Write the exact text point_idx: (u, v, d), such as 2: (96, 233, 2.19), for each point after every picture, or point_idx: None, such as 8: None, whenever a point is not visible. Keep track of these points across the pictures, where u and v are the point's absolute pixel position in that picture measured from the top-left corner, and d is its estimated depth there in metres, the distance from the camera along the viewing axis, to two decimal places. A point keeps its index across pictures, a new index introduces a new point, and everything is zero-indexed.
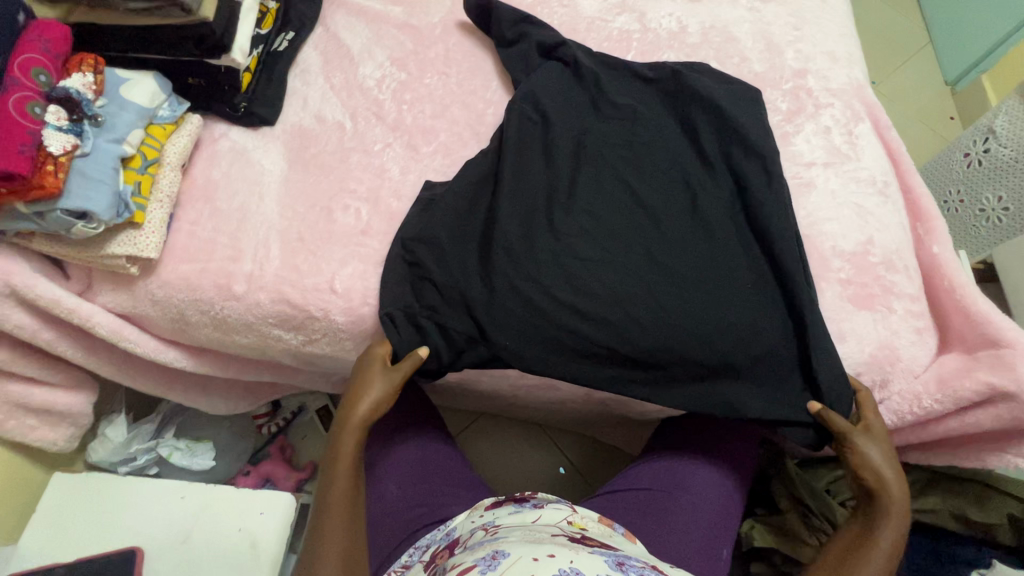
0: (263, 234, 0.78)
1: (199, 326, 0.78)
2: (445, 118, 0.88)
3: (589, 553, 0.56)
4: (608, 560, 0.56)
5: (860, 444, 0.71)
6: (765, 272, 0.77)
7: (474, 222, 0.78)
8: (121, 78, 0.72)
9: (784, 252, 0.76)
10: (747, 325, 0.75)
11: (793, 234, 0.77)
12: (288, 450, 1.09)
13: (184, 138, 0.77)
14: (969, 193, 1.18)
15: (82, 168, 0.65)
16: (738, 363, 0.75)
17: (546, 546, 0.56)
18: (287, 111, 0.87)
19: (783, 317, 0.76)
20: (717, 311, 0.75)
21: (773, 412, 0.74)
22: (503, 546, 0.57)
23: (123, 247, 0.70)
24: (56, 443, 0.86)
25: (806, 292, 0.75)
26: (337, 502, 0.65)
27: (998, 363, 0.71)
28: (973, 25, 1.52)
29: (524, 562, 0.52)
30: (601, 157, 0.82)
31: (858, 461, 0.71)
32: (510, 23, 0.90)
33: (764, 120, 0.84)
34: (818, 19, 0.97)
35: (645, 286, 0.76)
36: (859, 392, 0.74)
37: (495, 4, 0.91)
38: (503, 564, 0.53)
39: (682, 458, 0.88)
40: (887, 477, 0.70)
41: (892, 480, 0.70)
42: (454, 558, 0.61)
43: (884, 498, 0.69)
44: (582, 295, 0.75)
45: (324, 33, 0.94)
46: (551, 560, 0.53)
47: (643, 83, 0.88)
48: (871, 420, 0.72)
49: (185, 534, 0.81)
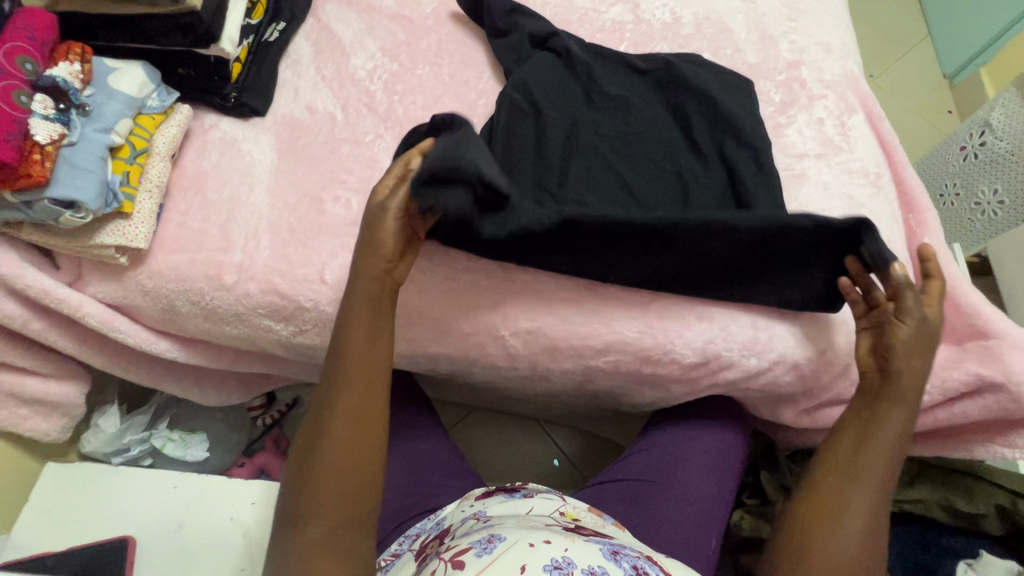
0: (253, 225, 0.78)
1: (189, 317, 0.78)
2: (437, 109, 0.87)
3: (583, 541, 0.56)
4: (603, 548, 0.56)
5: (905, 330, 0.66)
6: (755, 255, 0.75)
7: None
8: (109, 67, 0.72)
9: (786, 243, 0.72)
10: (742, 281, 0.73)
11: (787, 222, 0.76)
12: (282, 441, 1.09)
13: (174, 128, 0.77)
14: (965, 186, 1.18)
15: (69, 157, 0.65)
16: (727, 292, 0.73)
17: (541, 532, 0.56)
18: (277, 102, 0.87)
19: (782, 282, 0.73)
20: (713, 290, 0.74)
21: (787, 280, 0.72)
22: (499, 531, 0.58)
23: (112, 237, 0.70)
24: (49, 433, 0.86)
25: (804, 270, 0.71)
26: (346, 379, 0.62)
27: (986, 354, 0.71)
28: (973, 17, 1.51)
29: (518, 548, 0.53)
30: (593, 148, 0.82)
31: (899, 352, 0.66)
32: (502, 12, 0.90)
33: (754, 110, 0.84)
34: (812, 10, 0.97)
35: (636, 263, 0.75)
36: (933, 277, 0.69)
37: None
38: (498, 549, 0.54)
39: (673, 448, 0.88)
40: (903, 399, 0.67)
41: (907, 403, 0.67)
42: (446, 545, 0.61)
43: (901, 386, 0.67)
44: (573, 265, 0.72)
45: (315, 24, 0.94)
46: (545, 546, 0.53)
47: (636, 75, 0.88)
48: (932, 305, 0.68)
49: (178, 524, 0.81)
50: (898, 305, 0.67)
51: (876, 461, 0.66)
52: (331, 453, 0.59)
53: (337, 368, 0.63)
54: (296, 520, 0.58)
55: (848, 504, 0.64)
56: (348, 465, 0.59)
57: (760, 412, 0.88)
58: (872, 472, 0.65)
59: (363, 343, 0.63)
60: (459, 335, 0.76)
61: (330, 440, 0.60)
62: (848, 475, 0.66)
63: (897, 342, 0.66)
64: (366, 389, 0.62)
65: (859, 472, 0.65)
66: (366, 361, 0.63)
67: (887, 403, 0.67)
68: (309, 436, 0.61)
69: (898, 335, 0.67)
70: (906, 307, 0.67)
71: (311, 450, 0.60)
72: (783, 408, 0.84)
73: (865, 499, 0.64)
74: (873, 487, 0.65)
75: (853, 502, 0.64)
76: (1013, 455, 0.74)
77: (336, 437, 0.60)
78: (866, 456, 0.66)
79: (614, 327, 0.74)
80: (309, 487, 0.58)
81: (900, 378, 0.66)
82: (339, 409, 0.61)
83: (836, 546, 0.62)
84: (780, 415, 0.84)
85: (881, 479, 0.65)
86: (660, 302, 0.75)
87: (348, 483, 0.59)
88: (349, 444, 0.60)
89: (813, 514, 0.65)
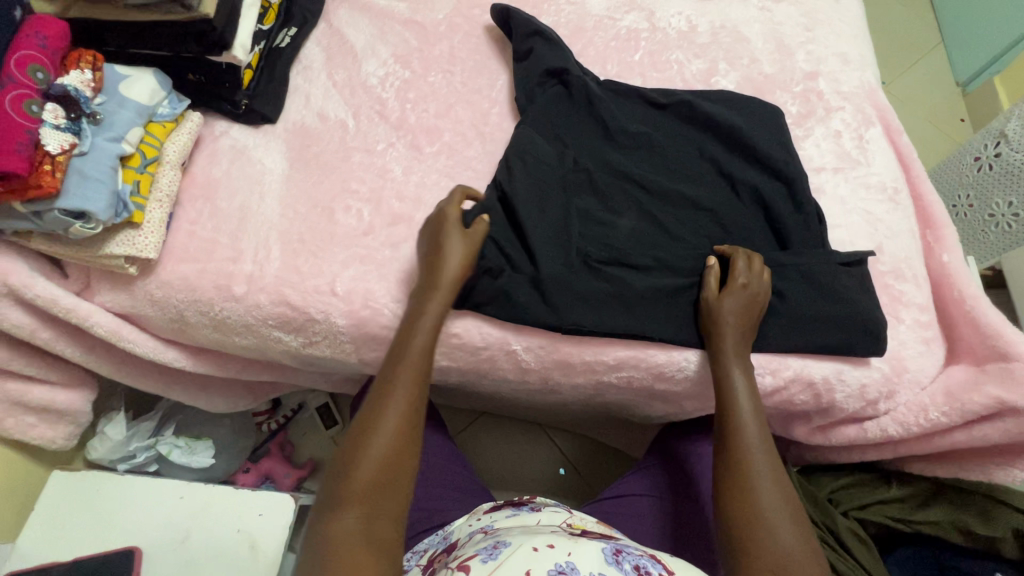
0: (263, 235, 0.77)
1: (198, 327, 0.77)
2: (450, 117, 0.86)
3: (587, 542, 0.57)
4: (606, 547, 0.56)
5: (716, 317, 0.71)
6: (798, 306, 0.75)
7: (496, 259, 0.75)
8: (120, 74, 0.71)
9: (837, 280, 0.75)
10: (806, 321, 0.74)
11: (833, 264, 0.76)
12: (288, 446, 1.12)
13: (185, 136, 0.76)
14: (979, 197, 1.17)
15: (80, 167, 0.64)
16: (795, 340, 0.74)
17: (544, 537, 0.58)
18: (288, 109, 0.86)
19: (853, 315, 0.73)
20: (763, 343, 0.74)
21: (856, 323, 0.73)
22: (505, 539, 0.60)
23: (121, 247, 0.69)
24: (55, 441, 0.85)
25: (867, 304, 0.74)
26: (403, 381, 0.63)
27: (1007, 376, 0.70)
28: (989, 24, 1.49)
29: (522, 553, 0.55)
30: (622, 190, 0.81)
31: (714, 327, 0.71)
32: (524, 35, 0.88)
33: (785, 141, 0.83)
34: (831, 21, 0.95)
35: (674, 324, 0.75)
36: (735, 259, 0.74)
37: (517, 13, 0.88)
38: (502, 556, 0.56)
39: (672, 466, 0.87)
40: (742, 404, 0.67)
41: (748, 406, 0.67)
42: (455, 553, 0.63)
43: (725, 357, 0.70)
44: (625, 331, 0.73)
45: (327, 29, 0.93)
46: (549, 551, 0.54)
47: (655, 110, 0.86)
48: (736, 279, 0.71)
49: (185, 534, 0.81)
50: (703, 293, 0.73)
51: (754, 442, 0.65)
52: (381, 445, 0.59)
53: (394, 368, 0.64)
54: (332, 508, 0.56)
55: (755, 496, 0.61)
56: (390, 461, 0.58)
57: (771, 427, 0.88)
58: (757, 458, 0.64)
59: (421, 347, 0.66)
60: (471, 348, 0.76)
61: (378, 431, 0.60)
62: (733, 470, 0.64)
63: (716, 326, 0.71)
64: (416, 391, 0.63)
65: (751, 474, 0.63)
66: (418, 363, 0.65)
67: (732, 419, 0.67)
68: (357, 429, 0.60)
69: (718, 318, 0.71)
70: (708, 301, 0.72)
71: (355, 447, 0.59)
72: (795, 425, 0.83)
73: (767, 495, 0.61)
74: (769, 488, 0.62)
75: (760, 493, 0.61)
76: None
77: (383, 431, 0.60)
78: (736, 440, 0.65)
79: (628, 344, 0.75)
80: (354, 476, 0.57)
81: (722, 346, 0.70)
82: (393, 402, 0.62)
83: (783, 561, 0.56)
84: (792, 431, 0.84)
85: (776, 480, 0.62)
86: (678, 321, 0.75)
87: (385, 475, 0.58)
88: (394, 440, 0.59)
89: (741, 527, 0.60)
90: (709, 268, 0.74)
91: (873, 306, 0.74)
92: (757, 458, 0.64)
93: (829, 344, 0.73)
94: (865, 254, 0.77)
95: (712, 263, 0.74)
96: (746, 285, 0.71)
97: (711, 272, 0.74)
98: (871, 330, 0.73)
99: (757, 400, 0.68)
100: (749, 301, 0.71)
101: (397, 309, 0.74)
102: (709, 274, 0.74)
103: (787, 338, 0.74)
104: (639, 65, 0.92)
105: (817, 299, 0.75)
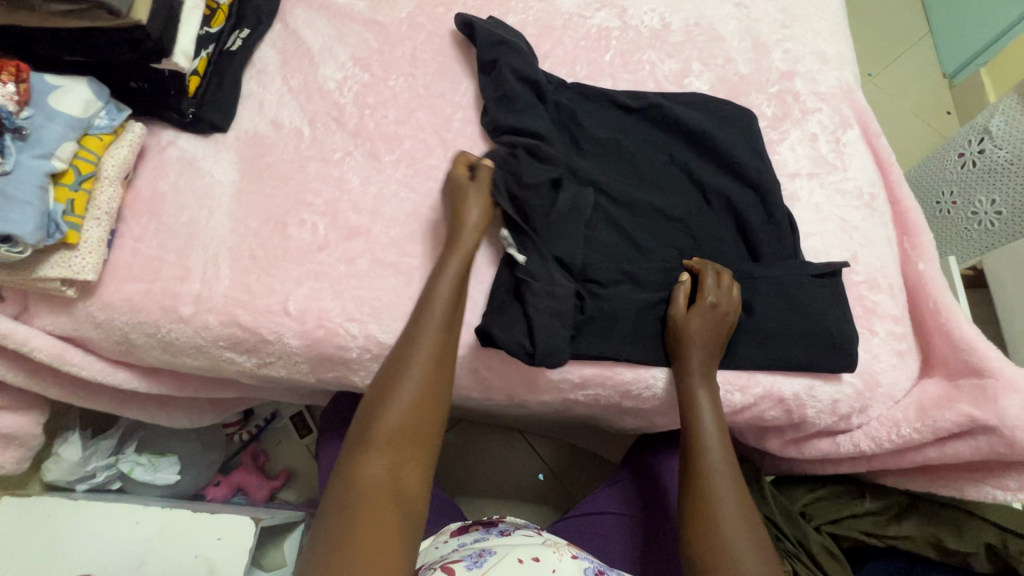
0: (212, 252, 0.73)
1: (146, 349, 0.73)
2: (411, 124, 0.83)
3: (571, 558, 0.58)
4: (589, 567, 0.57)
5: (680, 337, 0.69)
6: (768, 324, 0.72)
7: None
8: (50, 85, 0.67)
9: (808, 293, 0.73)
10: (776, 338, 0.72)
11: (804, 276, 0.73)
12: (261, 456, 1.10)
13: (125, 149, 0.72)
14: (962, 195, 1.14)
15: (3, 188, 0.60)
16: (764, 359, 0.72)
17: (529, 548, 0.58)
18: (241, 117, 0.82)
19: (823, 330, 0.71)
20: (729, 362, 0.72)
21: (827, 340, 0.71)
22: (489, 548, 0.60)
23: (56, 269, 0.66)
24: (5, 465, 0.83)
25: (839, 320, 0.72)
26: (430, 328, 0.65)
27: (980, 394, 0.69)
28: (976, 14, 1.45)
29: (508, 563, 0.55)
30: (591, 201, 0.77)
31: (679, 346, 0.69)
32: (487, 45, 0.83)
33: (757, 147, 0.80)
34: (809, 17, 0.92)
35: (641, 345, 0.72)
36: (703, 276, 0.71)
37: (481, 24, 0.84)
38: (487, 563, 0.56)
39: (637, 481, 0.86)
40: (706, 430, 0.65)
41: (711, 431, 0.66)
42: (433, 562, 0.62)
43: (688, 374, 0.68)
44: (590, 352, 0.71)
45: (282, 30, 0.89)
46: (534, 565, 0.55)
47: (625, 114, 0.83)
48: (705, 298, 0.69)
49: (141, 561, 0.78)
50: (670, 312, 0.71)
51: (717, 466, 0.63)
52: (410, 394, 0.61)
53: (422, 318, 0.65)
54: (360, 450, 0.58)
55: (718, 521, 0.59)
56: (416, 414, 0.60)
57: (747, 439, 0.86)
58: (720, 483, 0.62)
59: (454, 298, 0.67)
60: None
61: (408, 379, 0.61)
62: (696, 496, 0.62)
63: (681, 346, 0.69)
64: (445, 339, 0.65)
65: (713, 498, 0.61)
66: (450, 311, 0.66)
67: (697, 444, 0.65)
68: (387, 378, 0.62)
69: (685, 337, 0.68)
70: (676, 320, 0.70)
71: (384, 392, 0.61)
72: (769, 437, 0.81)
73: (731, 520, 0.59)
74: (733, 513, 0.60)
75: (723, 516, 0.60)
76: (1004, 496, 0.72)
77: (410, 380, 0.61)
78: (701, 465, 0.64)
79: (594, 361, 0.72)
80: (381, 423, 0.59)
81: (688, 366, 0.68)
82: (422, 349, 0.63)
83: None
84: (766, 444, 0.82)
85: (739, 507, 0.61)
86: (640, 342, 0.72)
87: (413, 428, 0.60)
88: (421, 394, 0.61)
89: (703, 557, 0.58)
90: (678, 286, 0.72)
91: (844, 319, 0.72)
92: (720, 482, 0.62)
93: (798, 363, 0.71)
94: (839, 267, 0.74)
95: (682, 280, 0.72)
96: (714, 305, 0.69)
97: (681, 290, 0.72)
98: (844, 346, 0.71)
99: (723, 420, 0.67)
100: (717, 321, 0.69)
101: (353, 328, 0.71)
102: (678, 291, 0.71)
103: (754, 357, 0.72)
104: (610, 65, 0.89)
105: (789, 315, 0.72)
